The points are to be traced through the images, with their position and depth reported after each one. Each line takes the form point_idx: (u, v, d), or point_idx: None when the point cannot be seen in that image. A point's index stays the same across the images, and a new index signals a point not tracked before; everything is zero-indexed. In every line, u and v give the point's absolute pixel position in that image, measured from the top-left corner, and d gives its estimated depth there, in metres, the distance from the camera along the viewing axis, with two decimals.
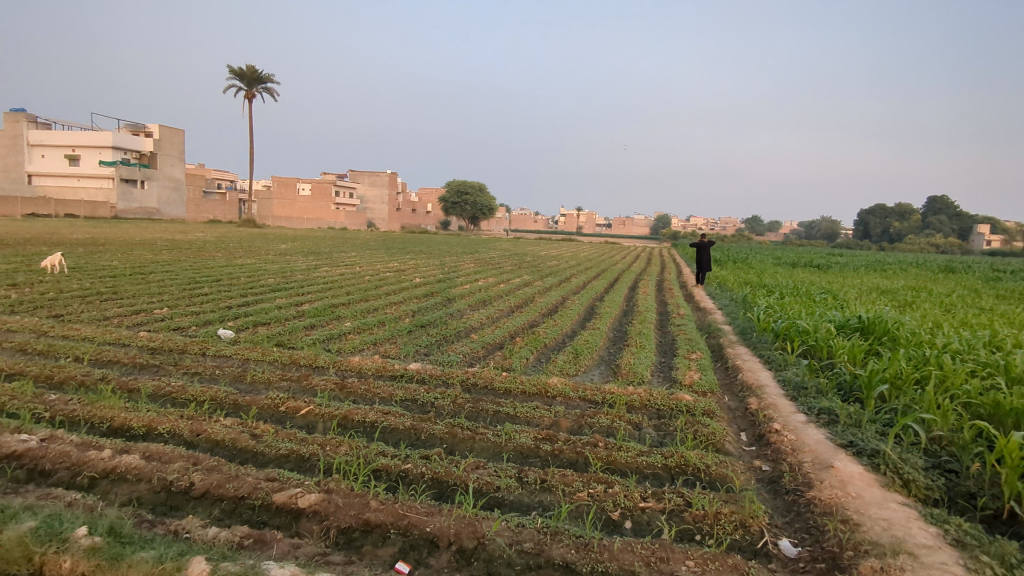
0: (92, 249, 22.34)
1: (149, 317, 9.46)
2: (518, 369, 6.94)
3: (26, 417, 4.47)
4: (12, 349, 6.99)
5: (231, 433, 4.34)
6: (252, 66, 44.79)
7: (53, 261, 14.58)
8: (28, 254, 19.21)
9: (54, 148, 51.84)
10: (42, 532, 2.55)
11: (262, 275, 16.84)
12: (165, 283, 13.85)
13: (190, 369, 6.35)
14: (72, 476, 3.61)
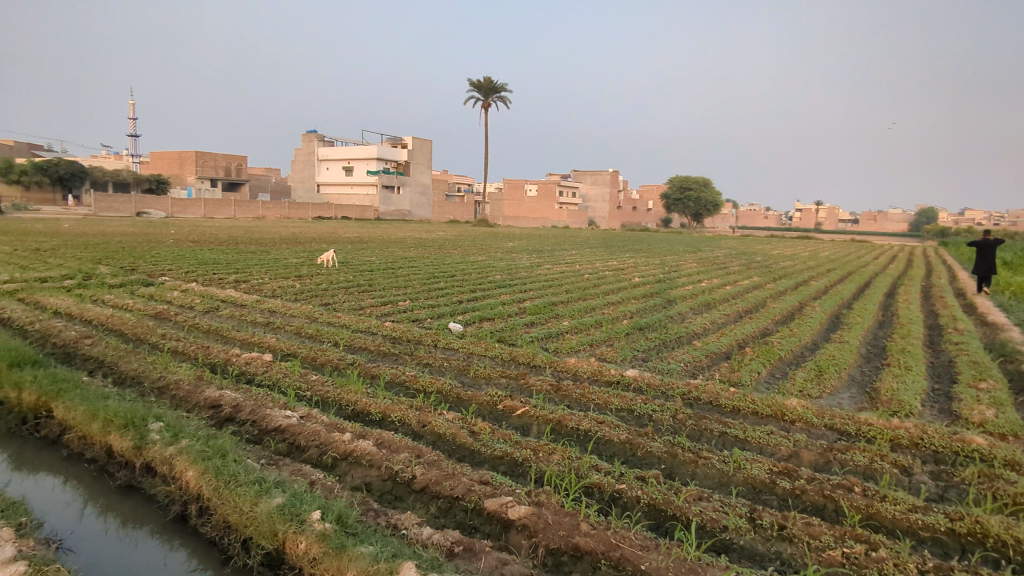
0: (359, 246, 26.16)
1: (394, 308, 10.59)
2: (748, 385, 6.18)
3: (293, 395, 5.22)
4: (291, 331, 8.32)
5: (452, 428, 4.53)
6: (488, 77, 48.36)
7: (326, 257, 17.48)
8: (313, 250, 23.20)
9: (335, 161, 61.42)
10: (286, 509, 2.90)
11: (490, 272, 17.95)
12: (409, 278, 15.49)
13: (422, 360, 6.87)
14: (320, 454, 4.11)
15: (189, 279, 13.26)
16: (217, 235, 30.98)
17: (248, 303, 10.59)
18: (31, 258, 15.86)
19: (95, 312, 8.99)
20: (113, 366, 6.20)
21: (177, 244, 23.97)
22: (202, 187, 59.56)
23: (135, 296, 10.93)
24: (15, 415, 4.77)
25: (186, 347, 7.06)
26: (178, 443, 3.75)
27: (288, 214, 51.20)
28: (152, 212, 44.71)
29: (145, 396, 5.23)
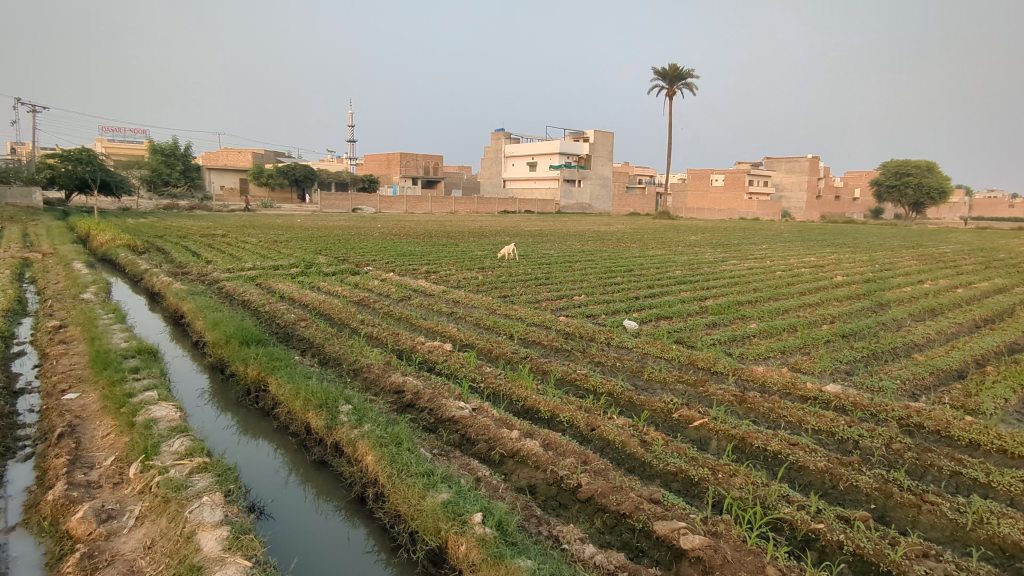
0: (539, 239, 26.79)
1: (569, 303, 10.54)
2: (991, 414, 5.03)
3: (467, 386, 5.36)
4: (471, 322, 8.66)
5: (622, 435, 4.30)
6: (673, 64, 46.39)
7: (508, 251, 18.09)
8: (497, 243, 24.24)
9: (520, 157, 63.73)
10: (449, 507, 2.95)
11: (670, 267, 17.15)
12: (586, 272, 15.38)
13: (595, 358, 6.68)
14: (489, 449, 4.15)
15: (388, 269, 14.56)
16: (416, 229, 33.93)
17: (435, 293, 11.30)
18: (270, 249, 18.68)
19: (312, 297, 10.23)
20: (319, 347, 6.95)
21: (382, 236, 26.69)
22: (404, 185, 65.76)
23: (343, 283, 12.26)
24: (243, 387, 5.56)
25: (379, 332, 7.68)
26: (361, 426, 4.01)
27: (477, 209, 54.34)
28: (365, 209, 50.83)
29: (342, 377, 5.76)
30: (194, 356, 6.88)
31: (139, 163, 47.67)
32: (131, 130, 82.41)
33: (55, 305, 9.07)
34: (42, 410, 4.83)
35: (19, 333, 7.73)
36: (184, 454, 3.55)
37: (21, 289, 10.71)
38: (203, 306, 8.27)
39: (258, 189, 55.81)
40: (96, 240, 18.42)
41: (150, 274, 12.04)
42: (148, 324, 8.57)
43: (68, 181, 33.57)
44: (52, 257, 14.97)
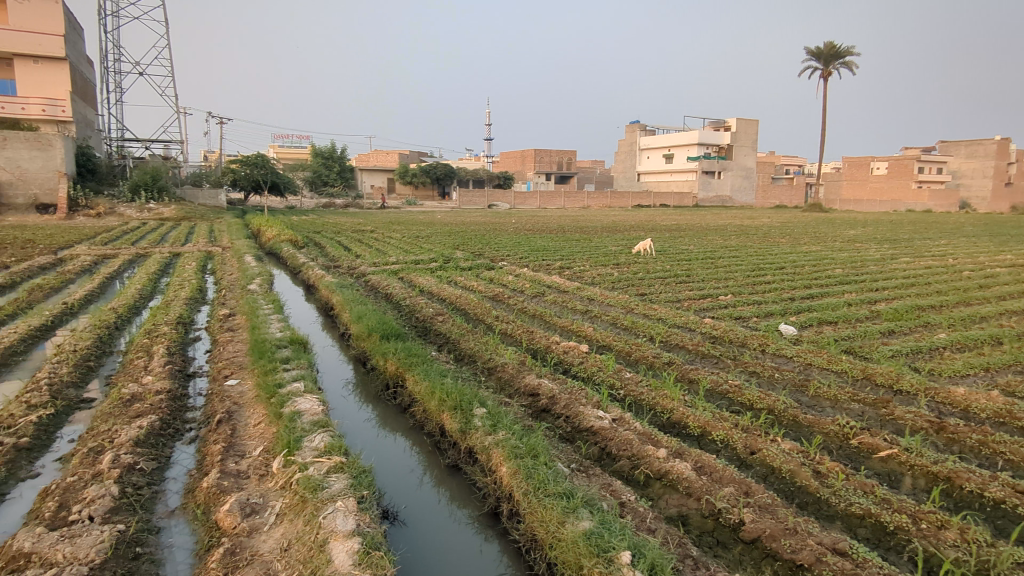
0: (678, 234, 25.51)
1: (714, 303, 9.70)
2: None
3: (606, 394, 4.97)
4: (607, 322, 8.23)
5: (791, 462, 3.70)
6: (830, 42, 42.06)
7: (642, 246, 17.31)
8: (633, 238, 23.48)
9: (656, 149, 61.47)
10: (593, 538, 2.62)
11: (829, 265, 15.33)
12: (730, 269, 14.20)
13: (748, 368, 5.97)
14: (631, 468, 3.77)
15: (522, 265, 14.50)
16: (550, 224, 33.89)
17: (570, 289, 11.00)
18: (412, 244, 19.51)
19: (449, 291, 10.38)
20: (455, 343, 6.92)
21: (518, 231, 26.92)
22: (538, 181, 66.27)
23: (479, 278, 12.36)
24: (382, 380, 5.61)
25: (514, 330, 7.52)
26: (496, 433, 3.79)
27: (610, 203, 53.37)
28: (500, 204, 52.01)
29: (477, 377, 5.63)
30: (340, 346, 7.16)
31: (303, 166, 52.55)
32: (297, 135, 91.20)
33: (227, 294, 9.99)
34: (207, 394, 5.20)
35: (197, 319, 8.58)
36: (323, 451, 3.54)
37: (202, 279, 12.01)
38: (350, 298, 8.64)
39: (404, 187, 59.16)
40: (265, 236, 20.39)
41: (306, 267, 12.97)
42: (303, 315, 9.13)
43: (245, 182, 37.87)
44: (228, 251, 16.73)
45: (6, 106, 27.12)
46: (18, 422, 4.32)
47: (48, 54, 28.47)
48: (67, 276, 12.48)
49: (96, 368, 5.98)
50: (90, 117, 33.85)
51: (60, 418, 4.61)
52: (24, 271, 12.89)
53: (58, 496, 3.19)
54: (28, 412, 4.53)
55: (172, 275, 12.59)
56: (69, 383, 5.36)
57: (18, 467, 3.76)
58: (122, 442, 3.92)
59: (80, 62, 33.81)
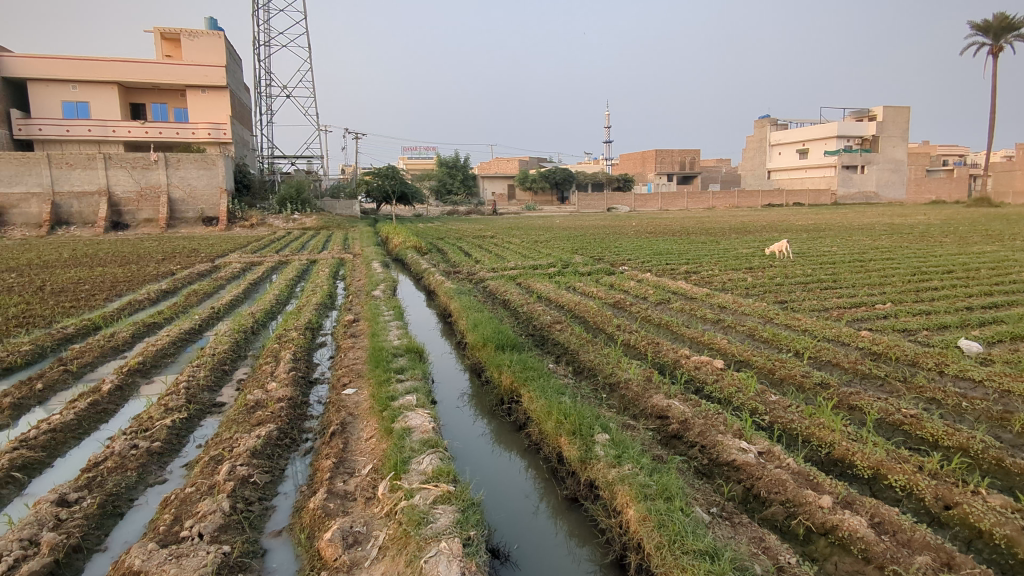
0: (819, 234, 23.22)
1: (870, 312, 8.42)
2: None
3: (750, 420, 4.29)
4: (744, 333, 7.38)
5: (1005, 525, 2.90)
6: (1000, 14, 36.63)
7: (776, 247, 15.78)
8: (766, 239, 21.69)
9: (789, 144, 57.05)
10: None
11: (1013, 268, 13.00)
12: (886, 273, 12.45)
13: (925, 393, 4.97)
14: (787, 517, 3.14)
15: (644, 269, 13.74)
16: (673, 226, 32.47)
17: (698, 296, 10.16)
18: (530, 249, 19.34)
19: (569, 297, 9.96)
20: (574, 355, 6.48)
21: (639, 235, 25.92)
22: (660, 182, 64.12)
23: (599, 284, 11.83)
24: (497, 393, 5.30)
25: (638, 340, 6.94)
26: (621, 466, 3.31)
27: (737, 203, 50.37)
28: (620, 208, 50.97)
29: (598, 394, 5.15)
30: (457, 354, 6.98)
31: (429, 175, 54.78)
32: (424, 147, 95.55)
33: (354, 300, 10.31)
34: (325, 403, 5.19)
35: (325, 324, 8.88)
36: (430, 477, 3.27)
37: (334, 285, 12.58)
38: (467, 305, 8.50)
39: (524, 193, 59.79)
40: (392, 243, 21.24)
41: (428, 273, 13.17)
42: (422, 321, 9.13)
43: (377, 193, 40.08)
44: (359, 258, 17.56)
45: (179, 132, 30.91)
46: (154, 425, 4.52)
47: (212, 84, 31.86)
48: (219, 282, 13.65)
49: (230, 372, 6.27)
50: (246, 138, 37.52)
51: (192, 422, 4.78)
52: (186, 278, 14.33)
53: (175, 509, 3.20)
54: (164, 415, 4.75)
55: (308, 281, 13.33)
56: (205, 387, 5.61)
57: (148, 471, 3.88)
58: (240, 452, 3.93)
59: (238, 89, 37.60)
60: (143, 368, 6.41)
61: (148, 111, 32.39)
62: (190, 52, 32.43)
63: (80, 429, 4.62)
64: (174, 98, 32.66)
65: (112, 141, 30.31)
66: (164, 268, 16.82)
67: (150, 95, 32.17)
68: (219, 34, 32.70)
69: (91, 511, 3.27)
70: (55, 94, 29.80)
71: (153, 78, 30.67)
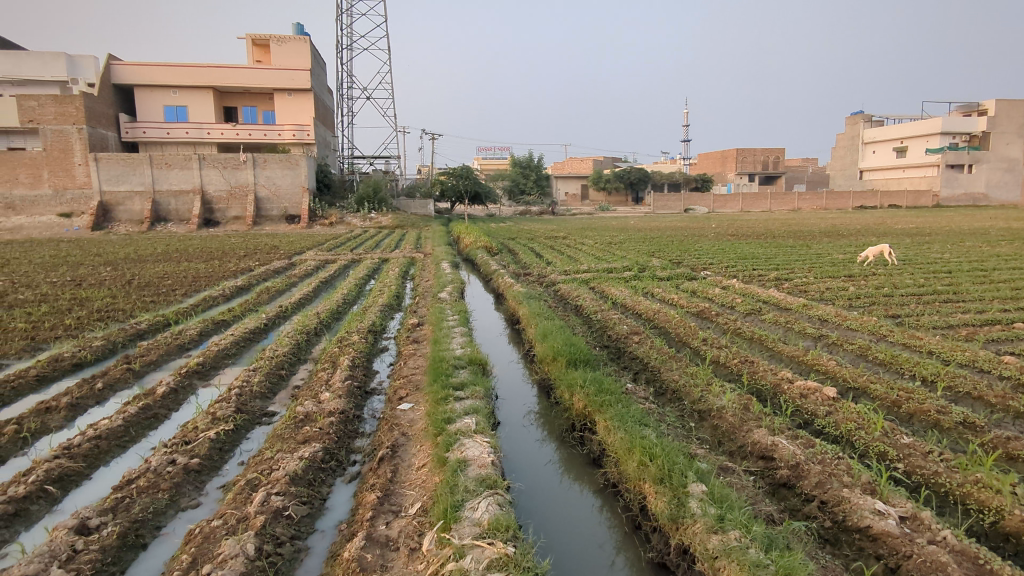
0: (925, 239, 21.06)
1: (1008, 332, 7.18)
2: None
3: (882, 471, 3.47)
4: (853, 353, 6.40)
5: None
6: None
7: (869, 253, 14.23)
8: (863, 244, 19.87)
9: (884, 142, 52.94)
10: None
11: None
12: (1016, 285, 10.86)
13: None
14: None
15: (729, 275, 12.73)
16: (756, 228, 30.62)
17: (792, 307, 9.11)
18: (604, 251, 18.53)
19: (647, 304, 9.18)
20: (656, 375, 5.77)
21: (720, 237, 24.51)
22: (741, 183, 61.32)
23: (680, 290, 10.97)
24: (568, 416, 4.69)
25: (729, 358, 6.12)
26: (723, 531, 2.64)
27: (826, 204, 47.23)
28: (698, 209, 49.05)
29: (685, 425, 4.46)
30: (524, 366, 6.40)
31: (503, 176, 54.66)
32: (498, 148, 95.89)
33: (420, 302, 9.96)
34: (379, 419, 4.76)
35: (390, 327, 8.57)
36: (485, 531, 2.73)
37: (402, 285, 12.33)
38: (537, 311, 7.91)
39: (597, 193, 58.75)
40: (463, 243, 21.01)
41: (497, 274, 12.69)
42: (488, 326, 8.62)
43: (451, 193, 40.34)
44: (429, 258, 17.34)
45: (267, 133, 32.26)
46: (198, 437, 4.23)
47: (297, 87, 32.86)
48: (292, 280, 13.75)
49: (286, 378, 5.98)
50: (328, 139, 38.63)
51: (237, 436, 4.48)
52: (262, 275, 14.59)
53: (196, 548, 2.81)
54: (210, 426, 4.47)
55: (377, 280, 13.20)
56: (258, 394, 5.33)
57: (182, 492, 3.55)
58: (278, 479, 3.53)
59: (322, 92, 38.76)
60: (202, 370, 6.24)
61: (239, 114, 33.88)
62: (279, 56, 33.58)
63: (125, 438, 4.41)
64: (263, 101, 33.94)
65: (206, 143, 31.93)
66: (244, 265, 17.28)
67: (242, 99, 33.59)
68: (305, 39, 33.67)
69: (110, 541, 2.93)
70: (157, 99, 31.63)
71: (244, 82, 31.99)
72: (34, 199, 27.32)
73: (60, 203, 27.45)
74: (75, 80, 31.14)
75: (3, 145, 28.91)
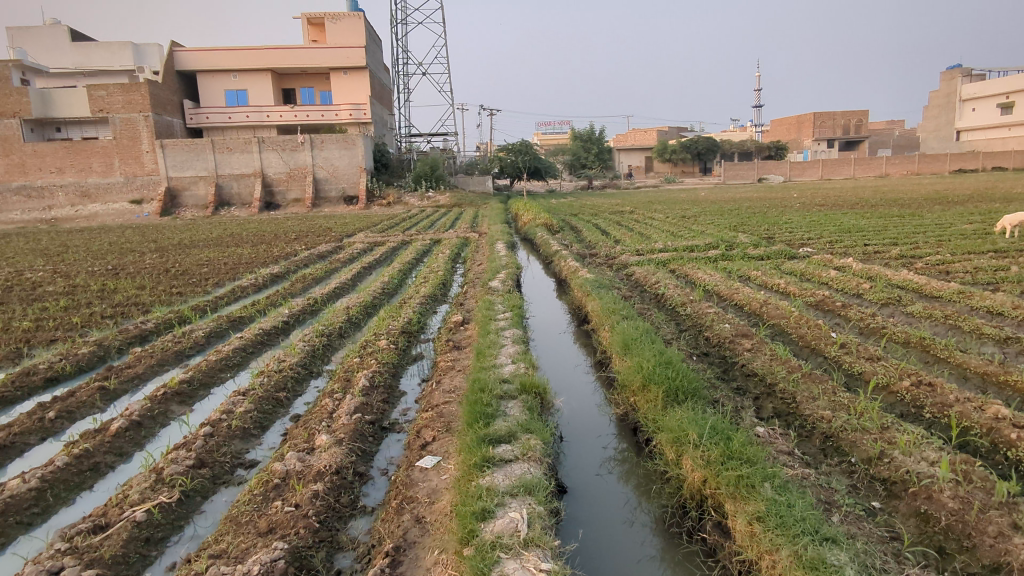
0: None
1: None
2: None
3: None
4: None
5: None
6: None
7: (1004, 223, 11.63)
8: (988, 212, 16.82)
9: (986, 98, 47.15)
10: None
11: None
12: None
13: None
14: None
15: (836, 252, 10.57)
16: (844, 197, 27.49)
17: (944, 295, 7.01)
18: (677, 226, 16.45)
19: (748, 293, 7.31)
20: (791, 413, 4.03)
21: (806, 208, 21.75)
22: (819, 149, 56.71)
23: (783, 272, 8.98)
24: (674, 487, 3.05)
25: (893, 377, 4.28)
26: None
27: (919, 169, 42.55)
28: (772, 178, 45.56)
29: (870, 520, 2.73)
30: (600, 389, 4.76)
31: (563, 150, 52.52)
32: (559, 122, 92.97)
33: (468, 292, 8.45)
34: (390, 485, 3.28)
35: (430, 325, 7.12)
36: None
37: (452, 270, 10.91)
38: (611, 306, 6.24)
39: (662, 165, 55.78)
40: (522, 221, 19.39)
41: (559, 256, 11.03)
42: (547, 325, 7.02)
43: (510, 169, 38.75)
44: (483, 238, 15.86)
45: (324, 113, 31.46)
46: (119, 519, 2.87)
47: (352, 65, 31.73)
48: (334, 265, 12.60)
49: (285, 407, 4.63)
50: (385, 118, 37.61)
51: (186, 509, 3.11)
52: (304, 260, 13.54)
53: None
54: (146, 495, 3.09)
55: (426, 265, 11.86)
56: (235, 434, 4.02)
57: None
58: None
59: (378, 69, 37.68)
60: (188, 391, 5.00)
61: (297, 95, 33.16)
62: (334, 35, 32.43)
63: (32, 510, 3.12)
64: (320, 81, 33.09)
65: (266, 126, 31.46)
66: (290, 248, 16.38)
67: (299, 80, 32.88)
68: (360, 15, 32.38)
69: None
70: (219, 84, 31.26)
71: (301, 63, 31.17)
72: (107, 186, 27.54)
73: (130, 189, 27.61)
74: (141, 69, 31.27)
75: (77, 135, 29.24)
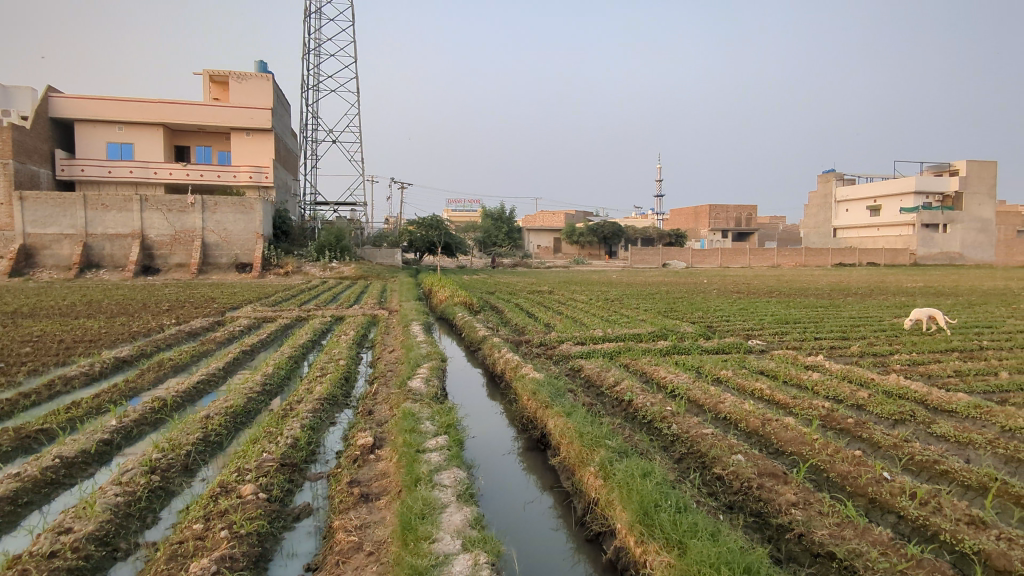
0: (959, 301, 18.27)
1: None
2: None
3: None
4: None
5: None
6: None
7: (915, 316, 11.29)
8: (900, 306, 16.91)
9: (857, 201, 52.00)
10: None
11: None
12: None
13: None
14: None
15: (792, 347, 9.56)
16: (750, 285, 27.85)
17: (958, 409, 5.90)
18: (605, 310, 15.24)
19: (738, 403, 5.86)
20: None
21: (724, 295, 21.35)
22: (714, 239, 59.73)
23: (753, 371, 7.71)
24: None
25: None
26: None
27: (806, 261, 45.34)
28: (676, 263, 46.89)
29: None
30: None
31: (474, 227, 51.82)
32: (469, 200, 93.06)
33: (381, 393, 6.44)
34: None
35: (325, 447, 5.04)
36: None
37: (358, 359, 8.83)
38: (587, 427, 4.51)
39: (571, 247, 56.37)
40: (436, 298, 17.54)
41: (489, 343, 9.29)
42: (488, 448, 5.10)
43: (421, 243, 37.19)
44: (394, 317, 13.81)
45: (221, 174, 28.65)
46: None
47: (256, 126, 29.55)
48: (207, 346, 10.10)
49: None
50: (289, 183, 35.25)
51: None
52: (168, 338, 10.89)
53: None
54: None
55: (326, 349, 9.68)
56: None
57: None
58: None
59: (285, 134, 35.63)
60: None
61: (192, 154, 30.23)
62: (239, 95, 30.28)
63: None
64: (219, 140, 30.45)
65: (152, 183, 28.14)
66: (156, 322, 13.52)
67: (195, 137, 30.07)
68: (268, 77, 30.57)
69: None
70: (100, 135, 27.80)
71: (199, 119, 28.56)
72: None
73: None
74: (7, 112, 27.26)
75: None
